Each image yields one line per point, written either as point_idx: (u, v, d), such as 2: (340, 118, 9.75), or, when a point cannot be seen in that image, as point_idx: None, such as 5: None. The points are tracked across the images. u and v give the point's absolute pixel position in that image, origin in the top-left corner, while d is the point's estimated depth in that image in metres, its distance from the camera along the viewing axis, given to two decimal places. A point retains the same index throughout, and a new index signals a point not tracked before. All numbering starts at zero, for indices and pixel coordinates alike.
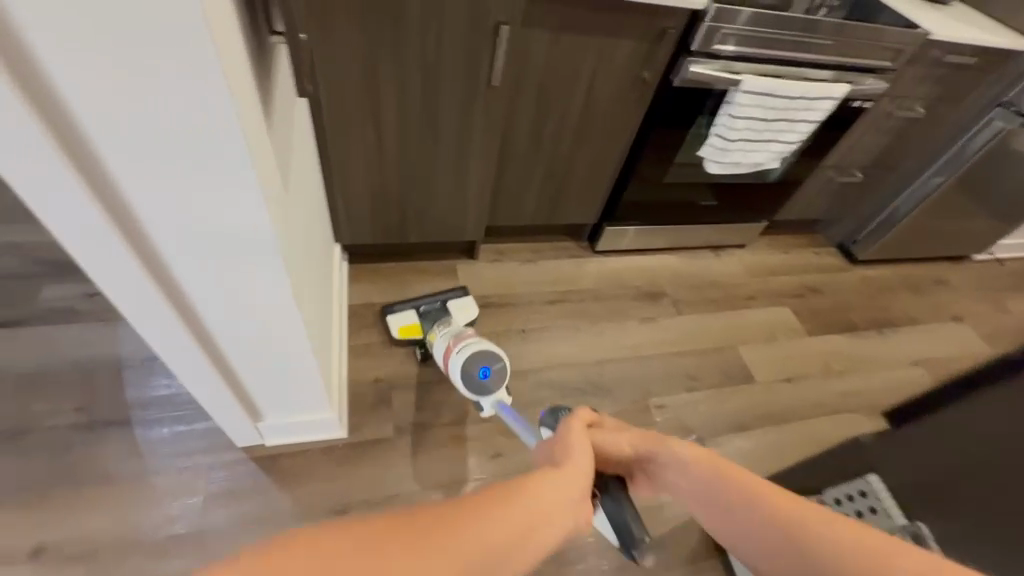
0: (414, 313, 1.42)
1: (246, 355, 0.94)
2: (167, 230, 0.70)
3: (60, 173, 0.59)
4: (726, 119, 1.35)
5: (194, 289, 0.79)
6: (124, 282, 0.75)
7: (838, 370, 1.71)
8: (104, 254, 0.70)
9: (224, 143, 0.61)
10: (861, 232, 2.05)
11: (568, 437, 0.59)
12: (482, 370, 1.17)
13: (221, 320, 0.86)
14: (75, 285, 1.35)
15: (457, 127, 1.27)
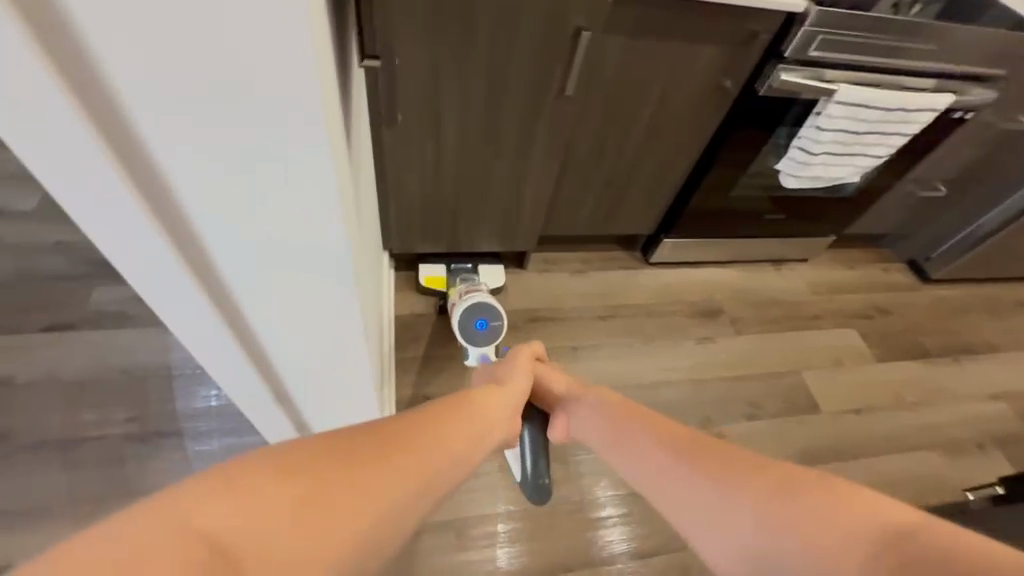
0: (444, 267, 1.50)
1: (308, 383, 0.90)
2: (246, 272, 0.64)
3: (136, 217, 0.53)
4: (812, 131, 1.23)
5: (262, 327, 0.74)
6: (195, 323, 0.69)
7: (911, 401, 1.58)
8: (174, 295, 0.64)
9: (313, 184, 0.55)
10: (935, 249, 1.89)
11: (514, 362, 0.88)
12: (478, 321, 1.33)
13: (288, 356, 0.81)
14: (125, 288, 1.33)
15: (521, 137, 1.20)
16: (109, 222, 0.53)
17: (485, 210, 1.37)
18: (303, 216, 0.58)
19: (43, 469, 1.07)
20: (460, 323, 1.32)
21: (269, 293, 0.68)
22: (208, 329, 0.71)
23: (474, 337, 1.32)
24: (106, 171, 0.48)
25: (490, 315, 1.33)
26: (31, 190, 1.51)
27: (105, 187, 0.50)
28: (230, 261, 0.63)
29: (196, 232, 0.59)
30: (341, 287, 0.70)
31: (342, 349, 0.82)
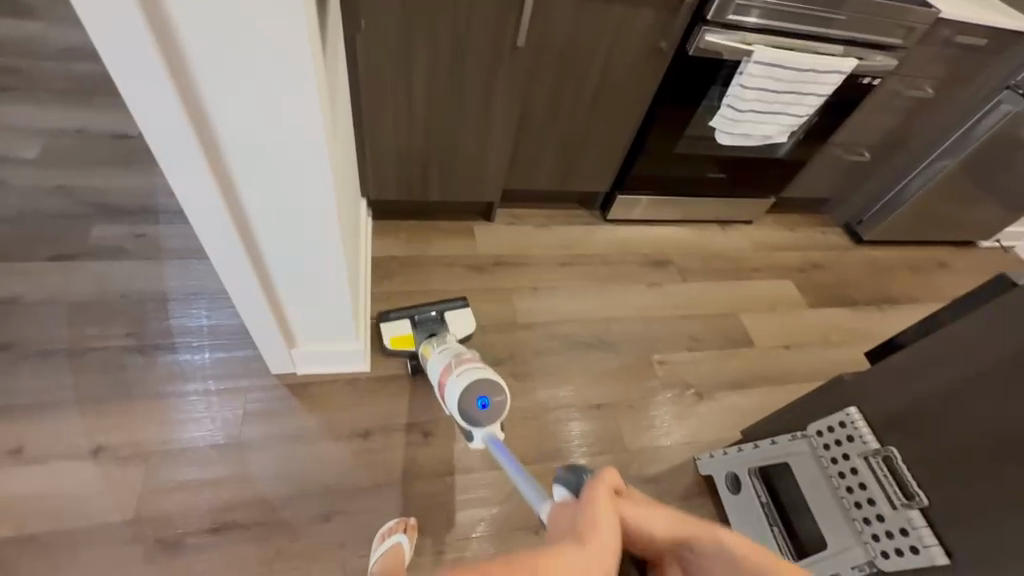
0: (409, 322, 1.33)
1: (294, 280, 1.06)
2: (244, 152, 0.82)
3: (161, 86, 0.70)
4: (737, 89, 1.41)
5: (257, 210, 0.91)
6: (202, 202, 0.86)
7: (837, 340, 1.78)
8: (185, 168, 0.81)
9: (297, 68, 0.72)
10: (866, 212, 2.10)
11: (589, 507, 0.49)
12: (480, 400, 1.02)
13: (277, 242, 0.98)
14: (124, 227, 1.46)
15: (484, 91, 1.36)
16: (142, 92, 0.70)
17: (454, 163, 1.52)
18: (290, 97, 0.76)
19: (49, 373, 1.18)
20: (455, 408, 1.00)
21: (262, 171, 0.85)
22: (213, 208, 0.88)
23: (475, 421, 1.01)
24: (141, 43, 0.65)
25: (495, 392, 1.02)
26: (32, 142, 1.63)
27: (140, 56, 0.67)
28: (233, 139, 0.80)
29: (205, 110, 0.76)
30: (321, 170, 0.87)
31: (322, 240, 0.99)
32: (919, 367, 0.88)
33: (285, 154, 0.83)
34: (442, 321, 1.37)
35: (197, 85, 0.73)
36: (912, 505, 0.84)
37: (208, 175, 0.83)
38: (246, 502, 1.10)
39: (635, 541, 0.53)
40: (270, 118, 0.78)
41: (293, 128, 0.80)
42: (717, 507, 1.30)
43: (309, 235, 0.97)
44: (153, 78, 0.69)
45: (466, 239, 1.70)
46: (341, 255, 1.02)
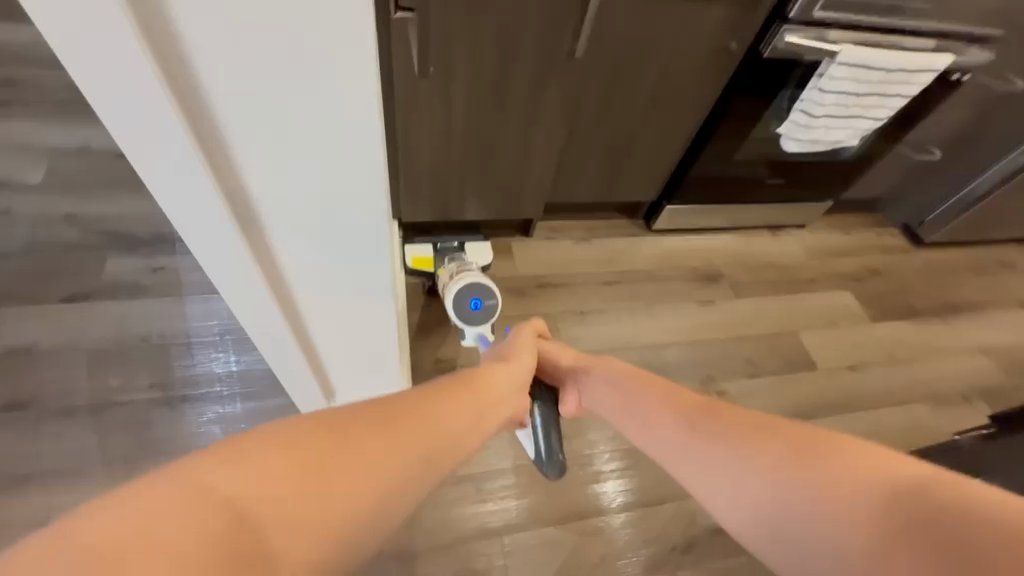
0: (429, 247, 1.42)
1: (332, 327, 0.90)
2: (293, 236, 0.68)
3: (195, 173, 0.56)
4: (815, 94, 1.26)
5: (303, 286, 0.78)
6: (243, 287, 0.73)
7: (903, 357, 1.65)
8: (224, 258, 0.68)
9: (363, 144, 0.58)
10: (927, 214, 1.94)
11: (519, 335, 0.92)
12: (473, 301, 1.25)
13: (313, 292, 0.80)
14: (138, 259, 1.35)
15: (529, 103, 1.22)
16: (174, 185, 0.57)
17: (492, 177, 1.38)
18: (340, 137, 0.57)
19: (73, 433, 1.10)
20: (452, 309, 1.23)
21: (300, 223, 0.66)
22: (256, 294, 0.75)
23: (468, 318, 1.24)
24: (173, 133, 0.51)
25: (486, 297, 1.25)
26: (33, 164, 1.50)
27: (171, 142, 0.52)
28: (281, 224, 0.66)
29: (249, 197, 0.62)
30: (379, 246, 0.73)
31: (370, 288, 0.81)
32: None
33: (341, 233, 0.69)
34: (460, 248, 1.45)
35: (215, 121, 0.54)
36: None
37: (251, 263, 0.69)
38: None
39: (549, 370, 0.97)
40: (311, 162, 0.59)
41: (341, 172, 0.61)
42: None
43: (358, 291, 0.81)
44: (168, 136, 0.52)
45: (503, 258, 1.58)
46: (389, 302, 0.86)
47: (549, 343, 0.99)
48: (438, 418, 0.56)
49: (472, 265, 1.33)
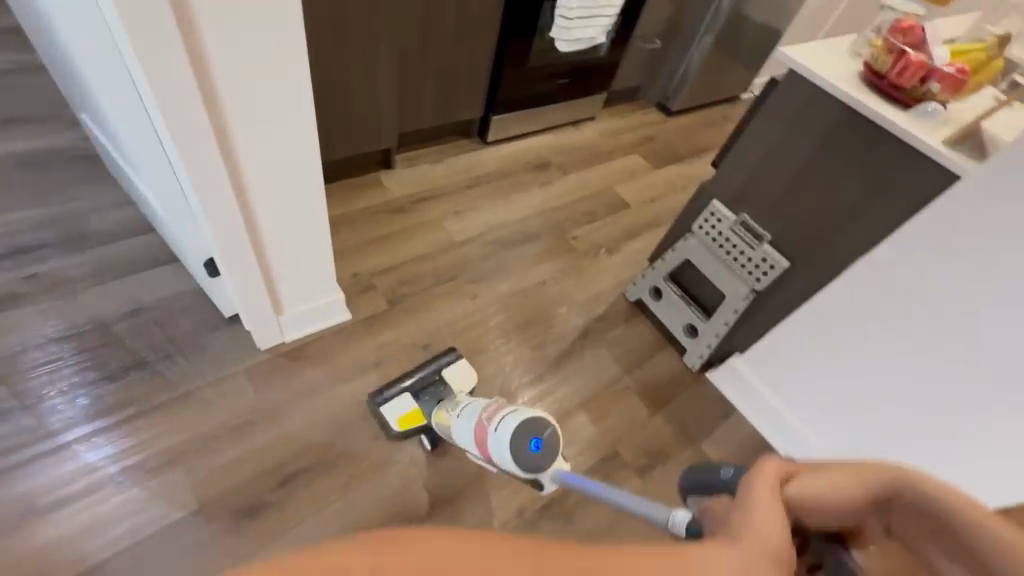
0: (410, 397, 1.25)
1: (280, 231, 1.07)
2: (256, 160, 0.91)
3: (195, 109, 0.78)
4: (564, 2, 1.73)
5: (263, 208, 1.00)
6: (221, 208, 0.94)
7: (681, 186, 2.32)
8: (211, 183, 0.89)
9: (302, 76, 0.84)
10: (668, 90, 2.69)
11: (754, 506, 0.31)
12: (533, 444, 0.84)
13: (264, 188, 0.97)
14: (2, 274, 1.30)
15: (367, 49, 1.48)
16: (181, 120, 0.78)
17: (348, 115, 1.60)
18: (279, 28, 0.76)
19: (15, 432, 1.09)
20: (510, 463, 0.84)
21: (253, 110, 0.84)
22: (229, 215, 0.96)
23: (537, 467, 0.84)
24: (184, 78, 0.74)
25: (544, 427, 0.86)
26: None
27: (181, 86, 0.74)
28: (249, 151, 0.89)
29: (228, 130, 0.85)
30: (315, 162, 0.98)
31: (311, 192, 1.03)
32: (740, 158, 1.33)
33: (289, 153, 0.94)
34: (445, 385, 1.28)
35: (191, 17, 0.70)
36: (764, 242, 1.32)
37: (229, 186, 0.91)
38: (296, 454, 1.17)
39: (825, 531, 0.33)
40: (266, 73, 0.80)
41: (283, 65, 0.81)
42: (652, 321, 1.68)
43: (302, 207, 1.05)
44: (180, 79, 0.74)
45: (377, 188, 1.81)
46: (323, 195, 1.05)
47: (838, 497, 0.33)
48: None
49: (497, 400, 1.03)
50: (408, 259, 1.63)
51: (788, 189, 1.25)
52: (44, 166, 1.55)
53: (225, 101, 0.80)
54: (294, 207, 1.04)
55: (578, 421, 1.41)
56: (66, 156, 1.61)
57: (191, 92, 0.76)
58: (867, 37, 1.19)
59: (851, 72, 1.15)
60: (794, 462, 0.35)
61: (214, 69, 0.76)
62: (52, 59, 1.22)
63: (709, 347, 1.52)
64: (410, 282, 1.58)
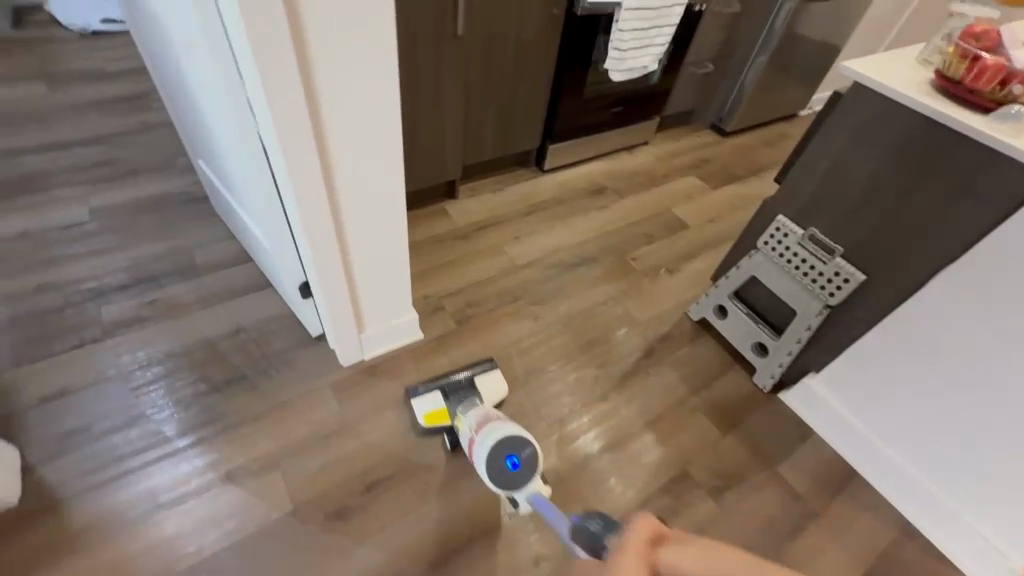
0: (440, 395, 1.29)
1: (366, 254, 1.17)
2: (351, 189, 1.02)
3: (307, 146, 0.89)
4: (617, 35, 1.82)
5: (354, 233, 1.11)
6: (320, 235, 1.05)
7: (740, 205, 2.30)
8: (315, 212, 1.00)
9: (393, 110, 0.94)
10: (722, 111, 2.70)
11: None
12: (510, 461, 1.03)
13: (356, 216, 1.08)
14: (129, 300, 1.49)
15: (436, 86, 1.61)
16: (296, 157, 0.90)
17: (419, 149, 1.74)
18: (379, 71, 0.87)
19: (140, 435, 1.23)
20: (488, 474, 1.02)
21: (353, 145, 0.95)
22: (326, 241, 1.07)
23: (513, 483, 1.02)
24: (301, 119, 0.85)
25: (522, 447, 1.04)
26: None
27: (299, 126, 0.86)
28: (346, 181, 1.00)
29: (331, 163, 0.96)
30: (399, 188, 1.08)
31: (394, 216, 1.13)
32: (807, 172, 1.31)
33: (378, 181, 1.04)
34: (475, 390, 1.32)
35: (312, 69, 0.81)
36: (836, 256, 1.29)
37: (328, 214, 1.02)
38: (377, 463, 1.25)
39: None
40: (365, 110, 0.91)
41: (379, 103, 0.92)
42: (719, 340, 1.67)
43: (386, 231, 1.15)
44: (299, 121, 0.85)
45: (443, 217, 1.94)
46: (404, 220, 1.16)
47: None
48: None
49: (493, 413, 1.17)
50: (475, 282, 1.72)
51: (857, 202, 1.23)
52: (163, 208, 1.79)
53: (331, 139, 0.92)
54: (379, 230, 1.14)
55: (648, 439, 1.40)
56: (179, 199, 1.84)
57: (306, 131, 0.87)
58: (937, 46, 1.17)
59: (920, 80, 1.14)
60: (665, 526, 0.49)
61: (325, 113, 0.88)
62: (176, 115, 1.43)
63: (781, 365, 1.48)
64: (477, 304, 1.66)
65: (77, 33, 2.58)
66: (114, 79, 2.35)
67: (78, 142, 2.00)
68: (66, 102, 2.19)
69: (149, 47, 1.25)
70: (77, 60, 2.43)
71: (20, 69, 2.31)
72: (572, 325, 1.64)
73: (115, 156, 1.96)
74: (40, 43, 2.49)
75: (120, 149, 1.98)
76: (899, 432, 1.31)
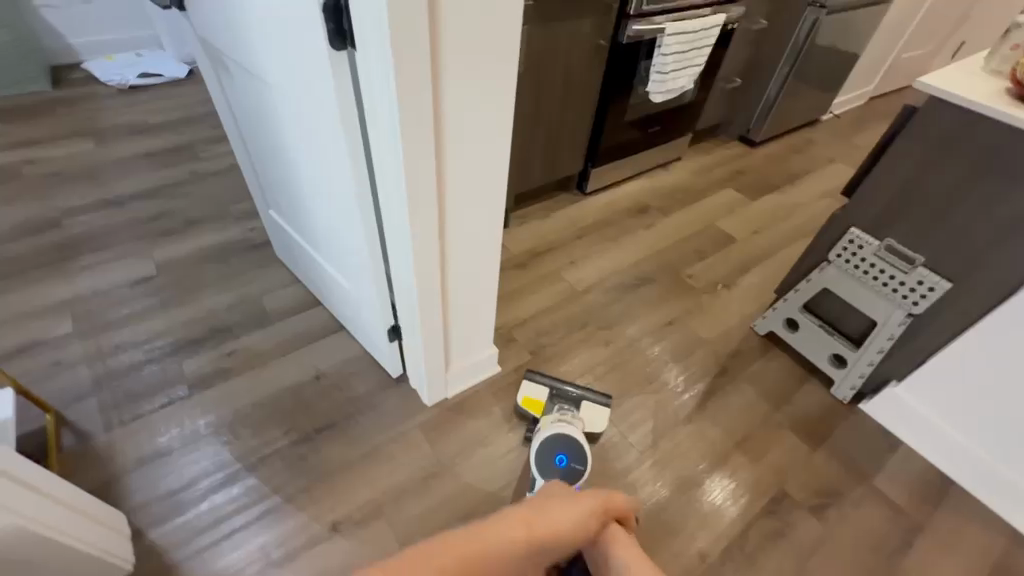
0: (547, 393, 1.40)
1: (463, 294, 1.18)
2: (458, 238, 1.03)
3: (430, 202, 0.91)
4: (660, 59, 1.86)
5: (455, 278, 1.12)
6: (426, 283, 1.06)
7: (781, 214, 2.31)
8: (426, 263, 1.01)
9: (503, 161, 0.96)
10: (750, 122, 2.72)
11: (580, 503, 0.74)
12: (560, 456, 1.12)
13: (459, 262, 1.09)
14: (208, 353, 1.50)
15: None
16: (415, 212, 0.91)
17: None
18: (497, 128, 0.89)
19: (242, 491, 1.23)
20: (535, 446, 1.13)
21: (466, 197, 0.97)
22: (431, 289, 1.08)
23: (547, 469, 1.11)
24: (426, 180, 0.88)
25: (577, 458, 1.11)
26: (59, 317, 1.60)
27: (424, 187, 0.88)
28: (455, 232, 1.02)
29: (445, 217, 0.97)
30: (499, 231, 1.10)
31: (491, 258, 1.14)
32: (878, 185, 1.33)
33: (482, 227, 1.06)
34: (578, 407, 1.41)
35: (443, 131, 0.83)
36: (915, 266, 1.31)
37: (437, 263, 1.03)
38: (479, 503, 1.24)
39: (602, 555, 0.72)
40: (481, 163, 0.93)
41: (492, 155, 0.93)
42: (788, 352, 1.67)
43: (482, 272, 1.16)
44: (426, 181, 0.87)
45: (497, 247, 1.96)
46: (499, 263, 1.17)
47: (614, 541, 0.72)
48: (489, 552, 0.63)
49: (573, 423, 1.22)
50: (539, 311, 1.73)
51: (936, 212, 1.24)
52: (224, 257, 1.81)
53: (449, 194, 0.93)
54: (475, 270, 1.14)
55: (738, 461, 1.40)
56: (238, 247, 1.86)
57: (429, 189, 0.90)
58: (1007, 55, 1.19)
59: (996, 90, 1.16)
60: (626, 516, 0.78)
61: (448, 170, 0.89)
62: (251, 169, 1.45)
63: (861, 376, 1.48)
64: (545, 333, 1.66)
65: (116, 87, 2.65)
66: (157, 131, 2.40)
67: (132, 197, 2.03)
68: (113, 158, 2.22)
69: (234, 108, 1.28)
70: (118, 115, 2.48)
71: (65, 128, 2.36)
72: (642, 347, 1.65)
73: (169, 208, 1.99)
74: (80, 101, 2.54)
75: (173, 201, 2.02)
76: (990, 437, 1.32)
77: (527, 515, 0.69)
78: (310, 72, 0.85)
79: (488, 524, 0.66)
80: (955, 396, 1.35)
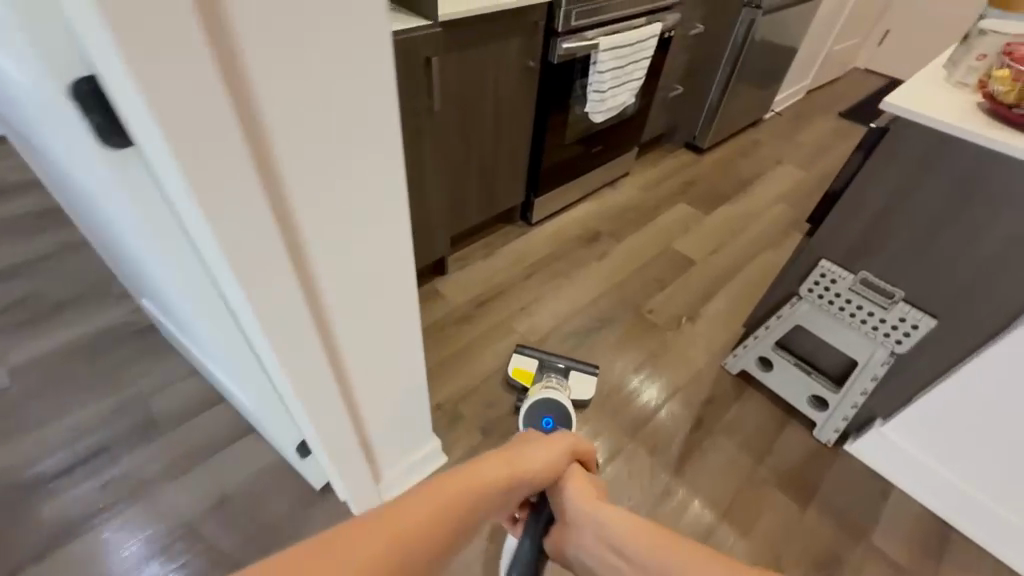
0: (536, 363, 1.48)
1: (379, 398, 0.95)
2: (357, 344, 0.81)
3: (301, 320, 0.68)
4: (596, 77, 1.68)
5: (363, 385, 0.89)
6: (323, 404, 0.83)
7: (737, 227, 2.19)
8: (318, 385, 0.78)
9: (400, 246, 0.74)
10: (695, 128, 2.61)
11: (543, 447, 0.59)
12: (546, 418, 1.28)
13: (364, 368, 0.86)
14: (80, 486, 1.20)
15: (414, 161, 1.41)
16: (285, 336, 0.68)
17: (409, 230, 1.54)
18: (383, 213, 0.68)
19: None
20: (526, 407, 1.30)
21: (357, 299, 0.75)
22: (331, 409, 0.85)
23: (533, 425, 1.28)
24: (292, 298, 0.65)
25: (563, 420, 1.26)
26: None
27: (292, 307, 0.65)
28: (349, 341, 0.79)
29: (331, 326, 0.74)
30: (413, 322, 0.89)
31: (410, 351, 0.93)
32: (847, 215, 1.19)
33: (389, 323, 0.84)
34: (566, 376, 1.47)
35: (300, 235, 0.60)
36: (895, 301, 1.18)
37: (333, 380, 0.80)
38: None
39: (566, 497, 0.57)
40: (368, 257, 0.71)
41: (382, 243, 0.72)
42: (762, 391, 1.54)
43: (399, 368, 0.94)
44: (291, 297, 0.64)
45: (437, 300, 1.73)
46: (420, 352, 0.95)
47: (577, 477, 0.58)
48: (444, 514, 0.43)
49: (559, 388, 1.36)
50: (489, 375, 1.51)
51: (912, 243, 1.11)
52: (104, 349, 1.49)
53: (330, 302, 0.71)
54: (389, 369, 0.92)
55: (727, 535, 1.23)
56: (122, 334, 1.54)
57: (300, 308, 0.66)
58: (972, 66, 1.07)
59: (966, 107, 1.03)
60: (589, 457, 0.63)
61: (321, 273, 0.66)
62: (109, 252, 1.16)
63: (845, 418, 1.35)
64: (498, 402, 1.44)
65: None
66: (17, 192, 2.01)
67: None
68: None
69: (59, 182, 0.97)
70: None
71: None
72: (607, 406, 1.47)
73: (32, 291, 1.64)
74: None
75: (38, 282, 1.66)
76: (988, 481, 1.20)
77: (500, 458, 0.53)
78: (105, 168, 0.60)
79: (431, 489, 0.45)
80: (947, 438, 1.22)
